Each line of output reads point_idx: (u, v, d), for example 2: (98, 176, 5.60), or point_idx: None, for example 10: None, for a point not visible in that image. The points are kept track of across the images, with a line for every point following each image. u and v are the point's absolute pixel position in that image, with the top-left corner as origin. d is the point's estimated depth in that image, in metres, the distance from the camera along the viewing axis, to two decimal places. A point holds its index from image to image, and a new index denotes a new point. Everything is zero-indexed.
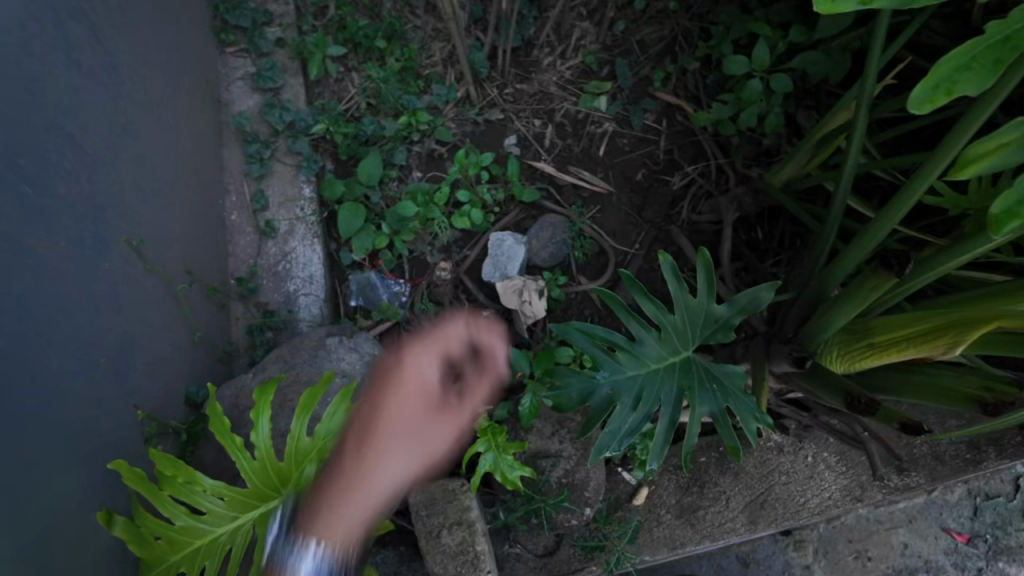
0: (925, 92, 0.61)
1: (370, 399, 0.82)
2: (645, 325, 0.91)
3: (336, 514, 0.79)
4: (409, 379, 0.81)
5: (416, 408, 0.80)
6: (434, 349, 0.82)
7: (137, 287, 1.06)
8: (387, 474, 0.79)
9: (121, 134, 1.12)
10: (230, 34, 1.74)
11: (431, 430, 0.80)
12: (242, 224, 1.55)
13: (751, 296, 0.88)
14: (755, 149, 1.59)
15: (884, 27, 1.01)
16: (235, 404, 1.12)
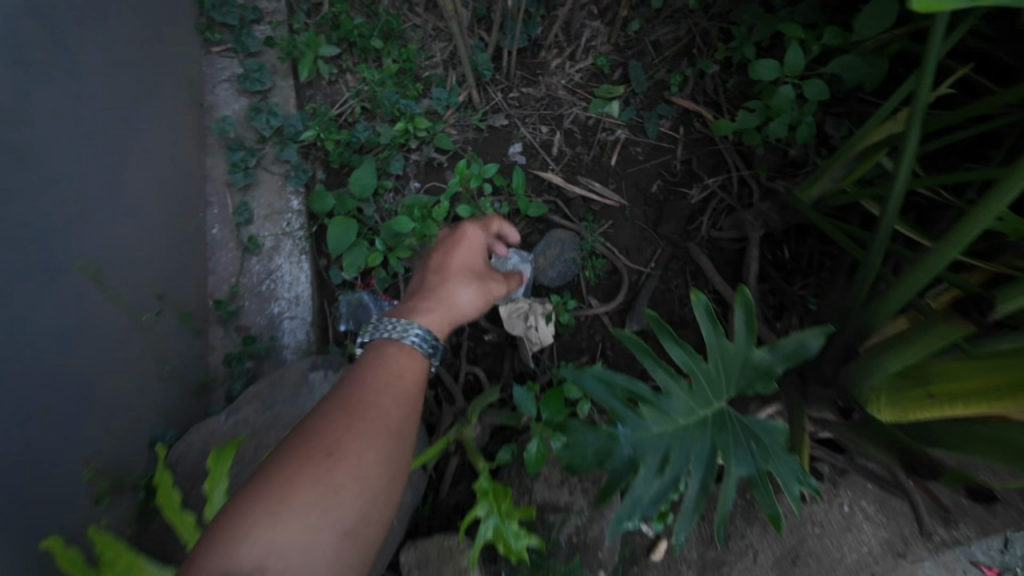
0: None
1: (437, 256, 1.05)
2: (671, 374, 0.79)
3: (429, 310, 0.93)
4: (472, 244, 1.06)
5: (474, 261, 1.05)
6: (482, 230, 1.09)
7: (94, 318, 0.93)
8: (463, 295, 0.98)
9: (82, 144, 0.99)
10: (217, 33, 1.63)
11: (482, 284, 1.02)
12: (224, 239, 1.43)
13: (796, 340, 0.76)
14: (780, 160, 1.47)
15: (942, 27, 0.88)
16: (205, 449, 1.00)
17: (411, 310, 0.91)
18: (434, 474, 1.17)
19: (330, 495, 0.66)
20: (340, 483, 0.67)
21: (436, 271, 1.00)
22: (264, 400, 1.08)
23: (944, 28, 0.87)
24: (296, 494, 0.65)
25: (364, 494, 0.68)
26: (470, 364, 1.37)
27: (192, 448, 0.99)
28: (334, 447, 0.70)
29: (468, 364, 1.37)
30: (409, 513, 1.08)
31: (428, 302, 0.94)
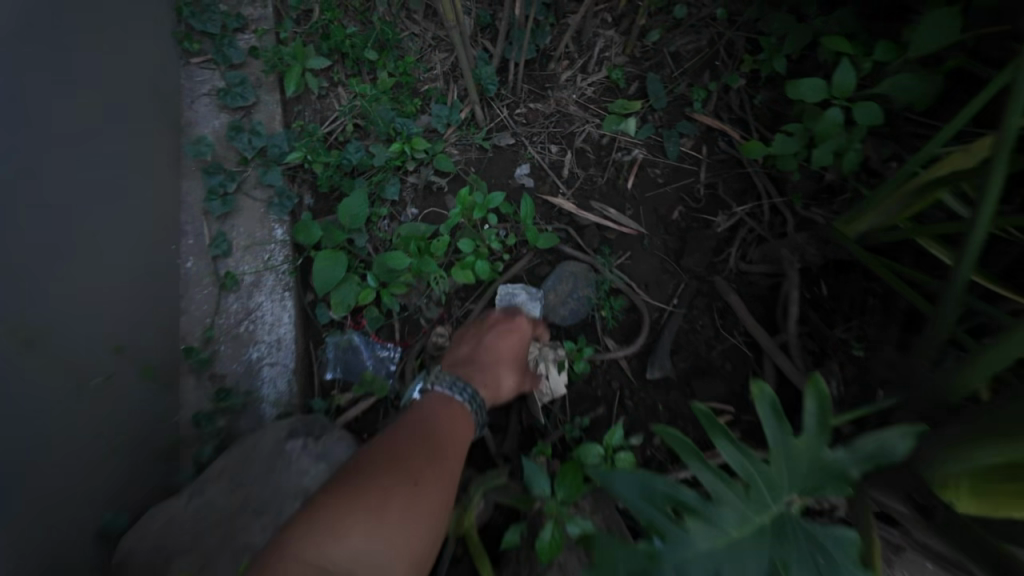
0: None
1: (491, 338, 1.15)
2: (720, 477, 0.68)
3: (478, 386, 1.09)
4: (522, 334, 1.16)
5: (522, 350, 1.16)
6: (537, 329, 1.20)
7: (26, 390, 0.79)
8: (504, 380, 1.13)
9: (20, 183, 0.85)
10: (196, 43, 1.48)
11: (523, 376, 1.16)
12: (198, 274, 1.28)
13: (876, 440, 0.63)
14: (816, 186, 1.32)
15: None
16: (161, 539, 0.85)
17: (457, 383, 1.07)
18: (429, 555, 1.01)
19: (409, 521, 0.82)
20: (426, 513, 0.84)
21: (493, 348, 1.14)
22: (237, 474, 0.94)
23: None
24: (387, 522, 0.80)
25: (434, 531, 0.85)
26: None
27: (146, 539, 0.84)
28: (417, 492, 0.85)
29: None
30: None
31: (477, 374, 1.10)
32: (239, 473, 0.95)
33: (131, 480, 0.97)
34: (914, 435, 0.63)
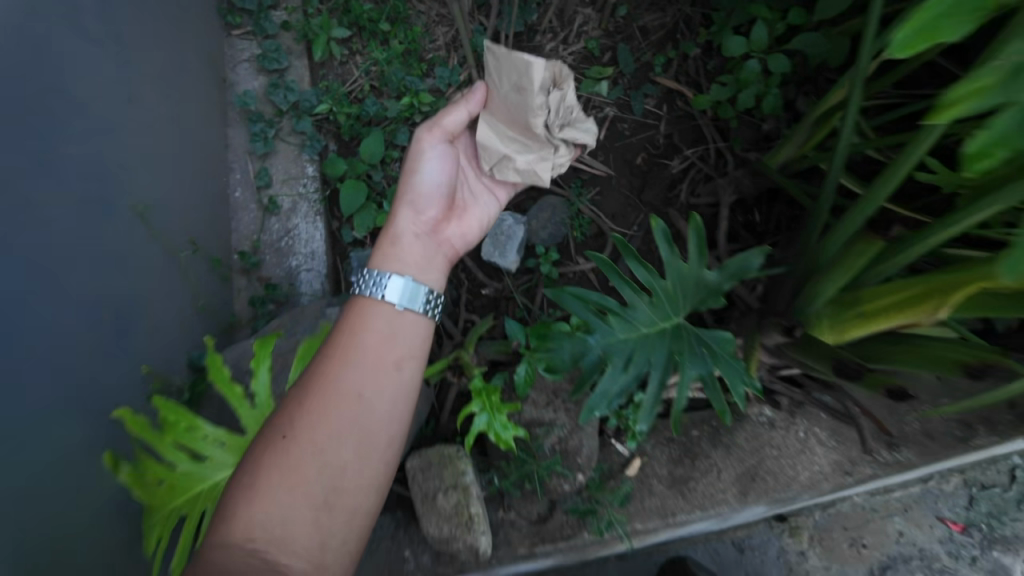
0: (906, 36, 0.64)
1: (400, 198, 1.17)
2: (637, 291, 0.97)
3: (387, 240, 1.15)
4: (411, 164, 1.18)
5: (412, 182, 1.18)
6: (476, 108, 1.19)
7: (140, 252, 1.09)
8: (451, 229, 1.22)
9: (125, 103, 1.13)
10: (237, 17, 1.76)
11: (466, 212, 1.24)
12: (246, 201, 1.59)
13: (741, 260, 0.90)
14: (754, 134, 1.60)
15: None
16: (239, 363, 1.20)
17: (420, 262, 1.14)
18: (436, 401, 1.32)
19: (291, 473, 0.90)
20: (304, 449, 0.91)
21: (426, 198, 1.17)
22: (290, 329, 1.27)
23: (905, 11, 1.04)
24: (262, 487, 0.88)
25: (325, 458, 0.91)
26: (468, 313, 1.53)
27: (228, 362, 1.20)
28: (309, 434, 0.92)
29: (467, 313, 1.54)
30: (414, 428, 1.26)
31: (419, 237, 1.16)
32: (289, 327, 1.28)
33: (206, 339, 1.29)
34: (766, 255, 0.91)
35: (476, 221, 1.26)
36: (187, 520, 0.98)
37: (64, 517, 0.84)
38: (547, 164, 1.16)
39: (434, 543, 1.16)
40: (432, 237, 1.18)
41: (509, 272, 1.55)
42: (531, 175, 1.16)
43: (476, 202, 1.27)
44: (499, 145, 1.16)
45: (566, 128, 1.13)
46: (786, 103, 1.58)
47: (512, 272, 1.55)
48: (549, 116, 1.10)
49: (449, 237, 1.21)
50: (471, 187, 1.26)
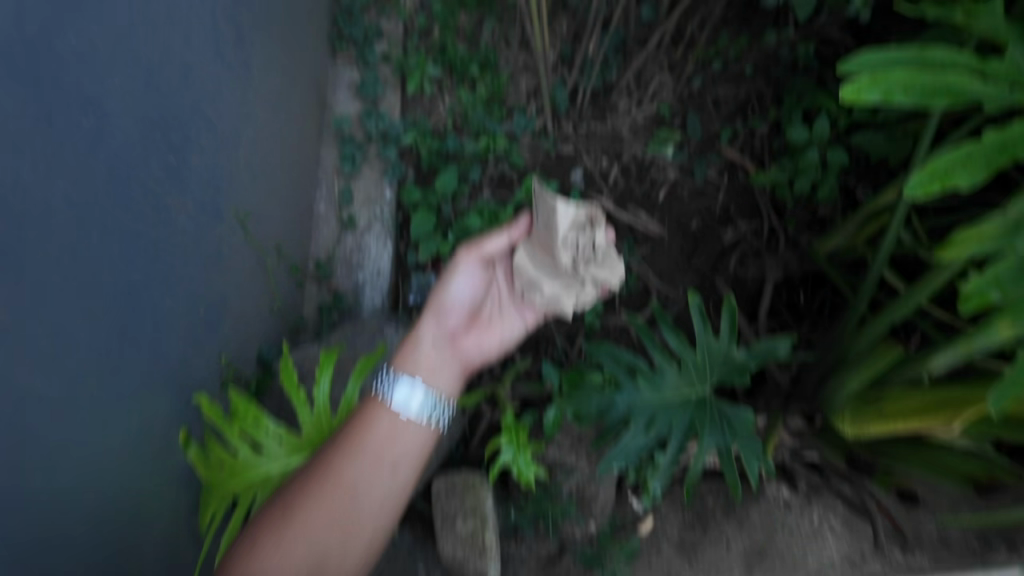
0: (920, 178, 0.68)
1: (426, 309, 1.21)
2: (667, 357, 1.04)
3: (404, 348, 1.20)
4: (442, 281, 1.20)
5: (439, 298, 1.20)
6: (519, 235, 1.17)
7: (235, 254, 1.25)
8: (471, 340, 1.23)
9: (245, 123, 1.30)
10: (344, 45, 1.94)
11: (491, 326, 1.25)
12: (328, 214, 1.76)
13: (768, 344, 1.01)
14: (809, 217, 1.66)
15: (937, 122, 1.05)
16: (302, 365, 1.37)
17: (431, 370, 1.19)
18: (468, 427, 1.45)
19: (284, 546, 0.98)
20: (297, 528, 1.00)
21: (449, 310, 1.21)
22: (349, 339, 1.42)
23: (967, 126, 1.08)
24: (254, 554, 0.97)
25: (314, 540, 1.00)
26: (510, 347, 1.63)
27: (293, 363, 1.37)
28: (306, 516, 1.01)
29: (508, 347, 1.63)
30: (445, 454, 1.37)
31: (435, 350, 1.20)
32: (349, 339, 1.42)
33: (276, 338, 1.45)
34: (791, 342, 1.01)
35: (500, 334, 1.25)
36: (237, 505, 1.05)
37: (144, 475, 0.98)
38: (570, 297, 1.08)
39: (447, 562, 1.24)
40: (449, 346, 1.22)
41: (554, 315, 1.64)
42: (553, 305, 1.10)
43: (506, 316, 1.25)
44: (529, 271, 1.11)
45: (592, 267, 1.05)
46: (845, 190, 1.63)
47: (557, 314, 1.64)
48: (574, 256, 1.03)
49: (467, 347, 1.23)
50: (502, 302, 1.24)
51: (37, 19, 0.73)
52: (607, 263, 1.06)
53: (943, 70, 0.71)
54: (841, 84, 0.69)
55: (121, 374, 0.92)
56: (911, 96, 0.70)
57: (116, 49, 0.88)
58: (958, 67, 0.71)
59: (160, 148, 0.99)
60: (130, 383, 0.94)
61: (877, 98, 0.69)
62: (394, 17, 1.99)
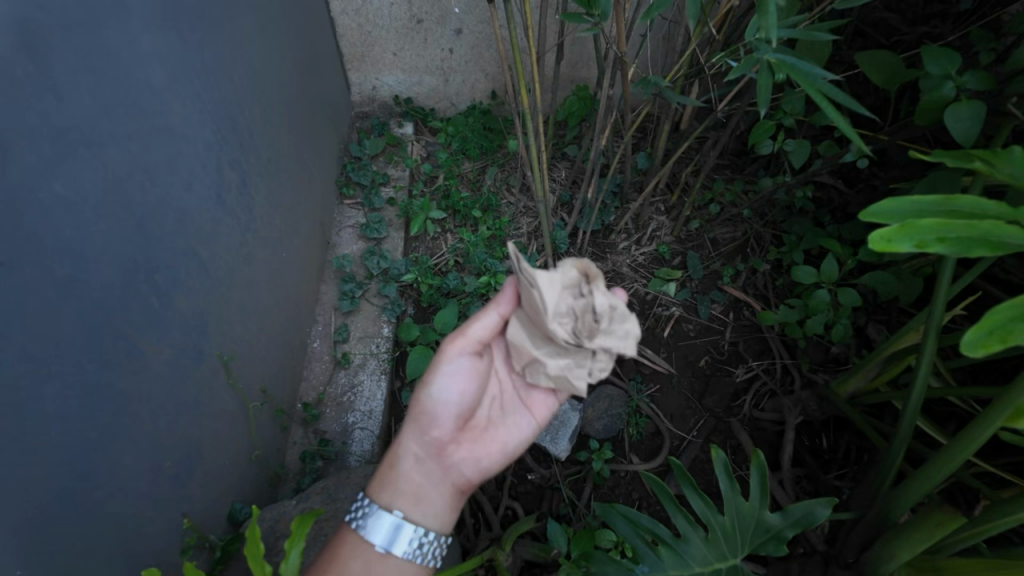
0: (976, 336, 0.63)
1: (409, 419, 1.04)
2: (692, 524, 0.95)
3: (387, 471, 1.04)
4: (428, 386, 1.03)
5: (426, 405, 1.02)
6: (508, 308, 1.07)
7: (216, 399, 1.17)
8: (463, 453, 1.05)
9: (242, 264, 1.29)
10: (351, 189, 2.02)
11: (487, 433, 1.08)
12: (322, 352, 1.70)
13: (807, 511, 0.92)
14: (822, 355, 1.62)
15: (951, 267, 1.11)
16: (274, 529, 1.23)
17: (418, 494, 1.02)
18: None
19: None
20: None
21: (436, 418, 1.02)
22: (331, 492, 1.29)
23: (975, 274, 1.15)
24: None
25: None
26: (511, 499, 1.49)
27: (264, 526, 1.23)
28: None
29: (508, 499, 1.49)
30: None
31: (424, 470, 1.03)
32: (333, 492, 1.29)
33: (251, 493, 1.32)
34: (830, 506, 0.93)
35: (498, 443, 1.09)
36: None
37: None
38: (583, 370, 1.01)
39: None
40: (436, 464, 1.03)
41: (558, 460, 1.52)
42: (568, 378, 1.02)
43: (505, 420, 1.11)
44: (529, 348, 1.04)
45: (597, 339, 0.95)
46: (856, 329, 1.63)
47: (561, 459, 1.52)
48: (571, 333, 0.95)
49: (457, 462, 1.04)
50: (500, 402, 1.12)
51: (21, 169, 0.74)
52: (619, 331, 0.96)
53: (974, 219, 0.67)
54: (869, 233, 0.65)
55: (56, 548, 0.79)
56: (949, 245, 0.65)
57: (106, 196, 0.88)
58: (991, 217, 0.68)
59: (144, 291, 0.96)
60: (65, 559, 0.81)
61: (911, 248, 0.64)
62: (401, 166, 2.10)
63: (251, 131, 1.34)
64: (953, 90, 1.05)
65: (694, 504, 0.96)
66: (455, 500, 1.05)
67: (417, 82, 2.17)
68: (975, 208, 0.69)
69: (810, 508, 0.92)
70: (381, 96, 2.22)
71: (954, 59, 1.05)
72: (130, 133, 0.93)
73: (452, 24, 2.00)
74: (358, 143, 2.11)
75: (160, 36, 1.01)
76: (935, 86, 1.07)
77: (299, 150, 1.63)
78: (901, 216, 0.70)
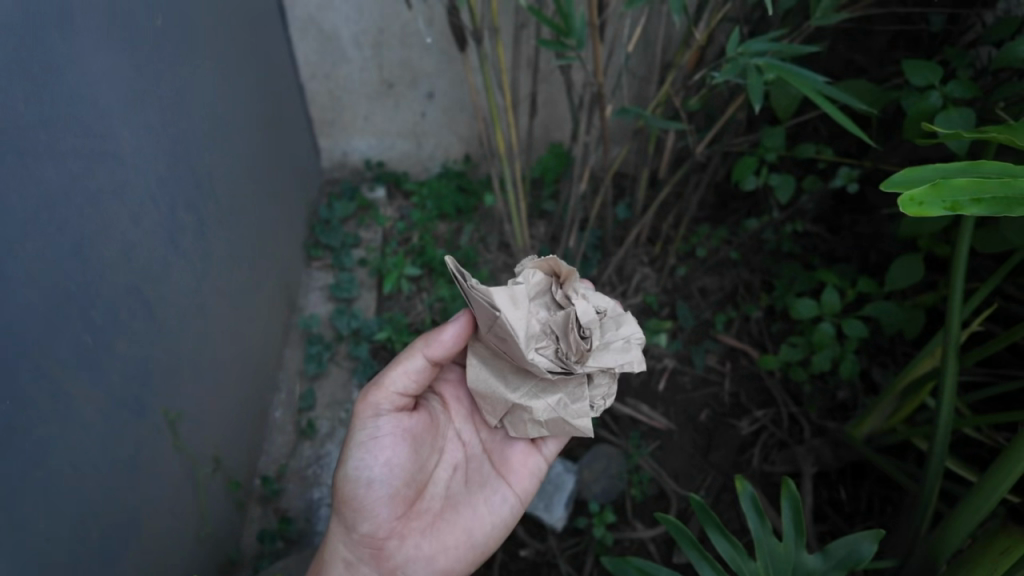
0: None
1: (335, 517, 0.95)
2: (719, 573, 0.93)
3: None
4: (351, 475, 0.92)
5: (353, 498, 0.92)
6: (434, 353, 0.95)
7: (158, 462, 1.02)
8: (411, 547, 0.96)
9: (197, 315, 1.17)
10: (320, 251, 1.93)
11: (444, 519, 0.99)
12: (284, 421, 1.54)
13: (849, 548, 0.92)
14: (828, 402, 1.53)
15: (963, 265, 1.12)
16: None
17: None
18: None
19: None
20: None
21: (366, 508, 0.93)
22: None
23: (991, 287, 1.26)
24: None
25: None
26: None
27: None
28: None
29: None
30: None
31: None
32: None
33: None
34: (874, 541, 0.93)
35: (459, 529, 0.99)
36: None
37: None
38: (582, 405, 0.95)
39: None
40: (375, 566, 0.95)
41: (554, 531, 1.37)
42: (564, 418, 0.95)
43: (469, 499, 1.02)
44: (506, 395, 0.98)
45: (589, 362, 0.92)
46: (860, 374, 1.54)
47: (558, 530, 1.37)
48: (556, 360, 0.92)
49: (403, 561, 0.95)
50: (455, 487, 1.02)
51: None
52: (616, 343, 0.95)
53: (1007, 177, 0.64)
54: (899, 200, 0.62)
55: None
56: (984, 206, 0.62)
57: (36, 208, 0.77)
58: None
59: (73, 325, 0.83)
60: None
61: (945, 210, 0.61)
62: (373, 227, 2.02)
63: (210, 173, 1.26)
64: (939, 98, 1.12)
65: (719, 546, 0.95)
66: None
67: (389, 146, 2.14)
68: (1004, 171, 0.65)
69: (854, 544, 0.91)
70: (352, 161, 2.18)
71: (937, 72, 1.13)
72: (71, 150, 0.84)
73: (423, 87, 1.99)
74: (327, 207, 2.03)
75: (111, 56, 0.94)
76: (921, 97, 1.14)
77: (262, 198, 1.54)
78: (925, 183, 0.67)
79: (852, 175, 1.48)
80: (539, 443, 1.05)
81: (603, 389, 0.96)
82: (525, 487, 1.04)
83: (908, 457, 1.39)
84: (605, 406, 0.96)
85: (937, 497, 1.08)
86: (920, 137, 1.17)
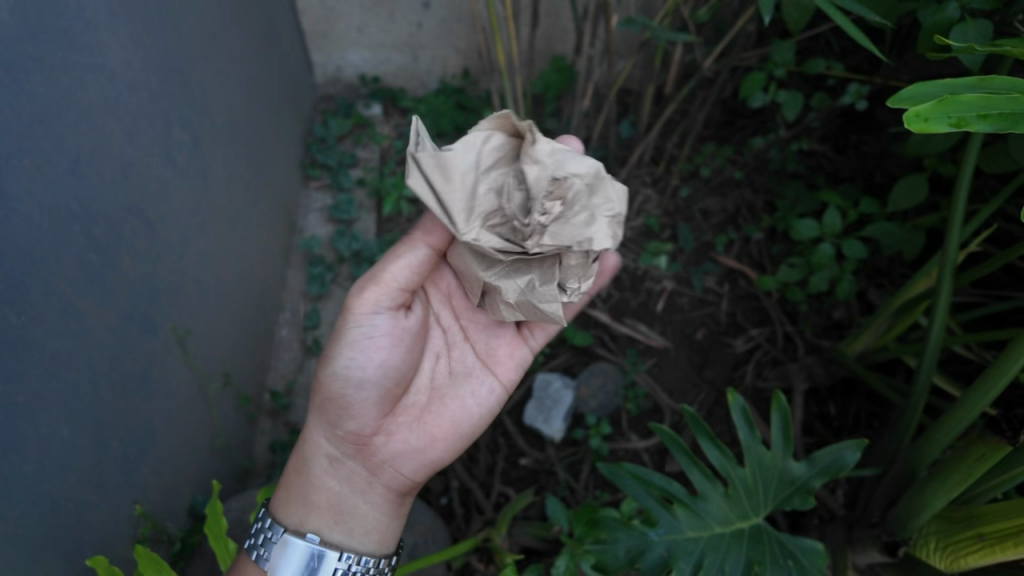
0: None
1: (315, 411, 0.97)
2: (708, 479, 0.99)
3: (294, 485, 0.98)
4: (340, 372, 0.92)
5: (337, 394, 0.94)
6: (436, 242, 0.94)
7: (170, 377, 1.05)
8: (397, 442, 0.98)
9: (197, 234, 1.17)
10: (317, 170, 1.90)
11: (431, 413, 1.00)
12: (290, 340, 1.59)
13: (833, 457, 0.97)
14: (824, 321, 1.55)
15: (966, 186, 1.10)
16: (240, 516, 1.15)
17: (340, 509, 0.97)
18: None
19: None
20: None
21: (354, 409, 0.95)
22: None
23: (996, 206, 1.25)
24: None
25: None
26: (502, 485, 1.41)
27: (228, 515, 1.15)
28: None
29: (501, 484, 1.41)
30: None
31: (343, 469, 0.98)
32: None
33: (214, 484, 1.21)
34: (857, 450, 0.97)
35: (448, 419, 1.01)
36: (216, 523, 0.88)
37: None
38: (550, 288, 0.94)
39: None
40: (361, 460, 0.98)
41: (552, 442, 1.44)
42: (531, 300, 0.94)
43: (454, 391, 1.02)
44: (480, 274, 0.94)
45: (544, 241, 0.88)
46: (857, 294, 1.56)
47: (556, 441, 1.44)
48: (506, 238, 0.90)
49: (390, 455, 0.98)
50: (440, 378, 1.02)
51: None
52: (583, 216, 0.90)
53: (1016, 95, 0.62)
54: (904, 116, 0.61)
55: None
56: (990, 122, 0.61)
57: (32, 126, 0.76)
58: None
59: (76, 246, 0.84)
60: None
61: (950, 127, 0.61)
62: (371, 147, 1.99)
63: (202, 90, 1.22)
64: (958, 10, 1.05)
65: (709, 452, 1.00)
66: (392, 500, 1.00)
67: (385, 61, 2.06)
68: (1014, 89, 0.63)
69: (836, 452, 0.96)
70: (347, 77, 2.10)
71: None
72: (62, 67, 0.81)
73: None
74: (323, 125, 1.98)
75: None
76: (938, 11, 1.07)
77: (256, 115, 1.50)
78: (930, 100, 0.65)
79: (862, 91, 1.44)
80: (525, 333, 1.08)
81: (577, 273, 0.95)
82: (510, 378, 1.06)
83: (897, 374, 1.44)
84: (575, 289, 0.95)
85: (919, 412, 1.11)
86: (933, 53, 1.11)
